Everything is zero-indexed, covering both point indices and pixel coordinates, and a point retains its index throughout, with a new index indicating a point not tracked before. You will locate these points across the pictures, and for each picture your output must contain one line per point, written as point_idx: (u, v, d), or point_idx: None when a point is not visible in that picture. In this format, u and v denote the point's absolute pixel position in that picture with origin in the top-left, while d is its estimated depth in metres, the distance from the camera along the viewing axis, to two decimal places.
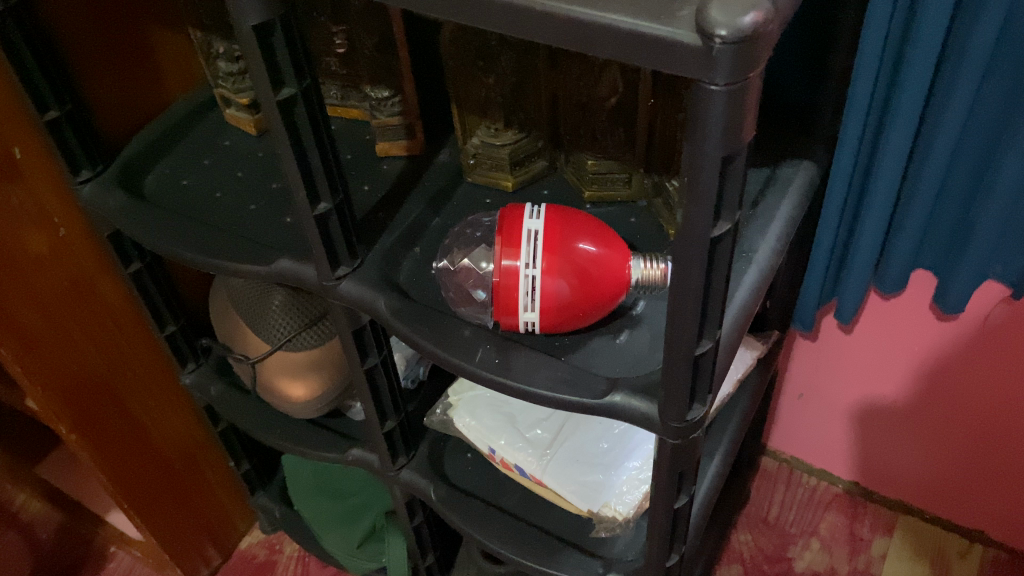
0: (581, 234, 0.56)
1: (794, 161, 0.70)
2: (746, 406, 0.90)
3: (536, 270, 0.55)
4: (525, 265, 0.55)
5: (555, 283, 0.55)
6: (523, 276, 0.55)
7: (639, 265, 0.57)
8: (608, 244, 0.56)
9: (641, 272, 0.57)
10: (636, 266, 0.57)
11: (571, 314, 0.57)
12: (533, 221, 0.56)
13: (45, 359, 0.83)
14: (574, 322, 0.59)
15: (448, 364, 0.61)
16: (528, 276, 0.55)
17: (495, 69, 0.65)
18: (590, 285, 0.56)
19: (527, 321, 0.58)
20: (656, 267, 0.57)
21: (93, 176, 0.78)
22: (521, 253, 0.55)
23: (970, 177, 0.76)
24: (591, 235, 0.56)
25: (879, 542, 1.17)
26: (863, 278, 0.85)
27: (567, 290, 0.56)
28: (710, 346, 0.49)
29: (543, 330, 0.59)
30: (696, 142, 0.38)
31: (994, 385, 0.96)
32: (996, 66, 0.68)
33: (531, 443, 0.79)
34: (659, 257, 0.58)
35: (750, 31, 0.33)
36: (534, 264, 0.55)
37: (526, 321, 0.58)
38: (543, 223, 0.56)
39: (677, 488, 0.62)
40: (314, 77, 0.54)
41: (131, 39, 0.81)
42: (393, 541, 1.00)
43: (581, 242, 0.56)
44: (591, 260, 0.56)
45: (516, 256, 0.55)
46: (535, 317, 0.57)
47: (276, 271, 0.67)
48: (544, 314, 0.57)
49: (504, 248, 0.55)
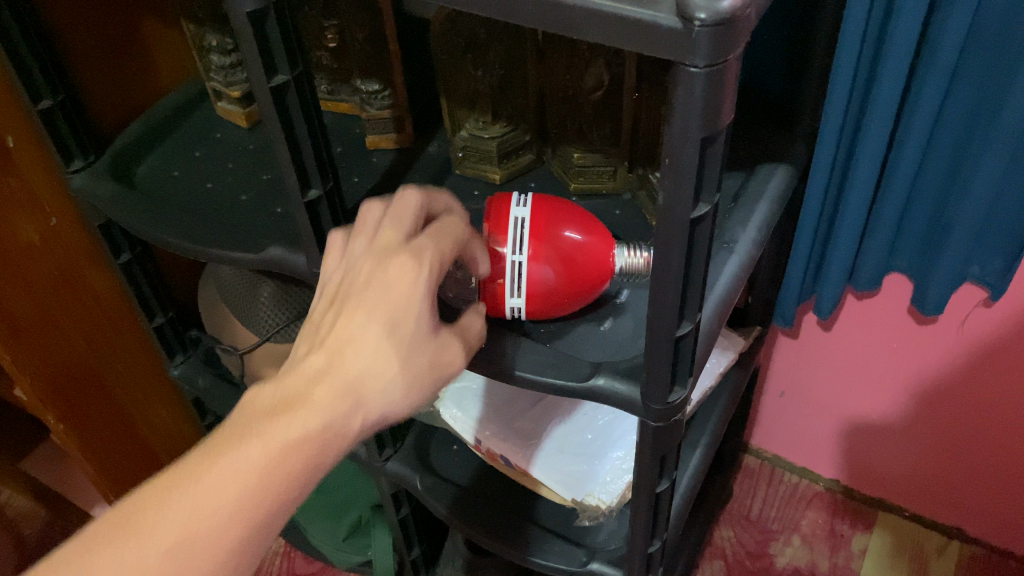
0: (567, 221, 0.57)
1: (770, 166, 0.71)
2: (728, 401, 0.92)
3: (522, 256, 0.56)
4: (511, 251, 0.56)
5: (541, 269, 0.57)
6: (510, 262, 0.57)
7: (623, 253, 0.58)
8: (591, 232, 0.58)
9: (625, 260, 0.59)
10: (621, 254, 0.58)
11: (557, 300, 0.59)
12: (520, 208, 0.57)
13: (34, 348, 0.83)
14: (561, 307, 0.60)
15: None
16: (515, 261, 0.57)
17: (483, 61, 0.67)
18: (575, 272, 0.57)
19: (514, 306, 0.59)
20: (638, 256, 0.58)
21: (85, 166, 0.78)
22: (508, 240, 0.56)
23: (943, 178, 0.78)
24: (577, 223, 0.58)
25: (860, 539, 1.19)
26: (841, 275, 0.87)
27: (552, 276, 0.57)
28: (691, 328, 0.51)
29: (531, 315, 0.60)
30: (677, 125, 0.39)
31: (970, 384, 0.98)
32: (965, 70, 0.71)
33: (517, 434, 0.80)
34: (642, 246, 0.59)
35: (728, 14, 0.35)
36: (519, 250, 0.56)
37: (514, 306, 0.59)
38: (530, 210, 0.57)
39: (660, 473, 0.63)
40: (305, 66, 0.55)
41: (123, 34, 0.83)
42: (379, 535, 1.01)
43: (565, 229, 0.57)
44: (577, 247, 0.57)
45: (503, 243, 0.56)
46: (522, 302, 0.59)
47: (266, 258, 0.68)
48: (531, 300, 0.58)
49: (492, 235, 0.57)
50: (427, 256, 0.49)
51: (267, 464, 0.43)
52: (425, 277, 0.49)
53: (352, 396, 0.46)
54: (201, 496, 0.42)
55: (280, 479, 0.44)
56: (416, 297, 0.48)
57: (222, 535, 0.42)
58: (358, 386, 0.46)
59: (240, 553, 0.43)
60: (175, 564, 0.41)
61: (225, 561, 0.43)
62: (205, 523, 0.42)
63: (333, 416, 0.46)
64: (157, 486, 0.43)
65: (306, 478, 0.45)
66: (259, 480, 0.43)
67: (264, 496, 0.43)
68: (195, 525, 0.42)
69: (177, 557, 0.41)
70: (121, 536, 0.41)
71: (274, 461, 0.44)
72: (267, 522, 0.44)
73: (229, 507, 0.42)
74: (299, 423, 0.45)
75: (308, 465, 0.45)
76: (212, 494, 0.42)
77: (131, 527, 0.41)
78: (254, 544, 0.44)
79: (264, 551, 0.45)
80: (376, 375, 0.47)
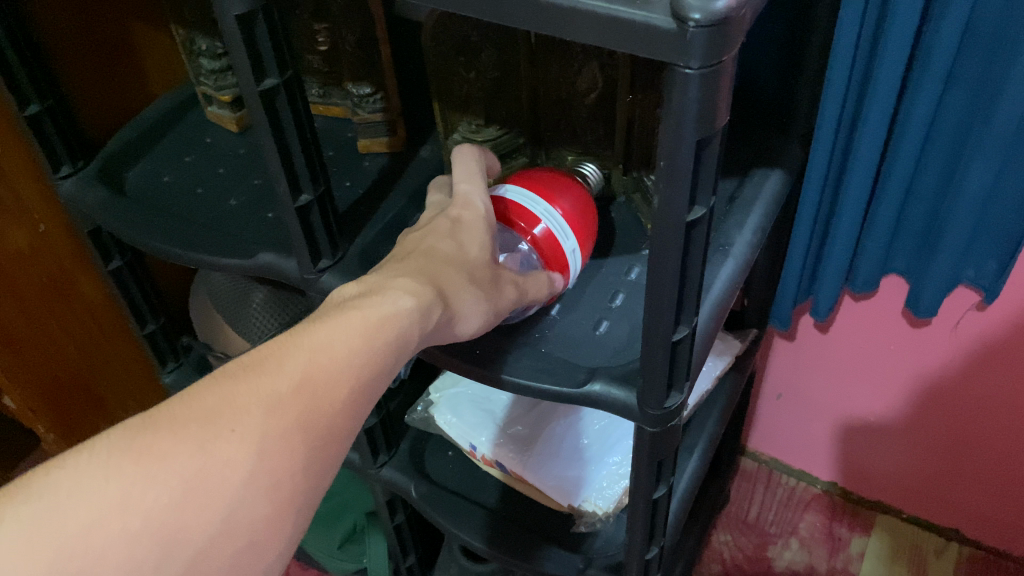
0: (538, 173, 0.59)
1: (763, 170, 0.70)
2: (725, 405, 0.91)
3: (547, 204, 0.56)
4: (535, 206, 0.56)
5: (566, 205, 0.57)
6: (542, 215, 0.56)
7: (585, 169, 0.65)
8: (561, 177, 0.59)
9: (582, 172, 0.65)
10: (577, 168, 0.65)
11: (588, 224, 0.59)
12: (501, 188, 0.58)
13: (24, 358, 0.84)
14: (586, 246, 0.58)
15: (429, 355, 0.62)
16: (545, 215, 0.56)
17: (475, 64, 0.66)
18: (581, 196, 0.59)
19: (573, 252, 0.57)
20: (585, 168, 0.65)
21: (74, 172, 0.78)
22: (522, 205, 0.56)
23: (938, 179, 0.78)
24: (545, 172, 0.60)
25: (858, 542, 1.19)
26: (837, 278, 0.87)
27: (575, 205, 0.58)
28: (687, 332, 0.50)
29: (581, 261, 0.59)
30: (671, 128, 0.39)
31: (967, 386, 0.97)
32: (960, 71, 0.70)
33: (512, 439, 0.79)
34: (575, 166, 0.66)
35: (723, 15, 0.34)
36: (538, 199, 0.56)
37: (572, 252, 0.57)
38: (510, 184, 0.58)
39: (657, 479, 0.63)
40: (295, 69, 0.54)
41: (112, 38, 0.82)
42: (374, 543, 1.04)
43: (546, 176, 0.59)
44: (562, 180, 0.59)
45: (521, 209, 0.56)
46: (575, 242, 0.57)
47: (257, 264, 0.67)
48: (577, 234, 0.57)
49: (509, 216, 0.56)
50: (477, 198, 0.55)
51: (381, 326, 0.44)
52: (484, 211, 0.54)
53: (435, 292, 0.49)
54: (323, 346, 0.42)
55: (391, 345, 0.45)
56: (480, 226, 0.53)
57: (344, 386, 0.42)
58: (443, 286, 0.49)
59: (355, 411, 0.42)
60: (305, 406, 0.40)
61: (346, 410, 0.42)
62: (329, 370, 0.41)
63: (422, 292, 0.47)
64: (277, 340, 0.42)
65: (405, 353, 0.46)
66: (375, 341, 0.44)
67: (378, 355, 0.44)
68: (319, 371, 0.41)
69: (305, 401, 0.40)
70: (249, 376, 0.39)
71: (388, 325, 0.45)
72: (372, 388, 0.44)
73: (353, 357, 0.42)
74: (400, 298, 0.46)
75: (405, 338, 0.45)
76: (335, 344, 0.42)
77: (260, 367, 0.40)
78: (364, 405, 0.43)
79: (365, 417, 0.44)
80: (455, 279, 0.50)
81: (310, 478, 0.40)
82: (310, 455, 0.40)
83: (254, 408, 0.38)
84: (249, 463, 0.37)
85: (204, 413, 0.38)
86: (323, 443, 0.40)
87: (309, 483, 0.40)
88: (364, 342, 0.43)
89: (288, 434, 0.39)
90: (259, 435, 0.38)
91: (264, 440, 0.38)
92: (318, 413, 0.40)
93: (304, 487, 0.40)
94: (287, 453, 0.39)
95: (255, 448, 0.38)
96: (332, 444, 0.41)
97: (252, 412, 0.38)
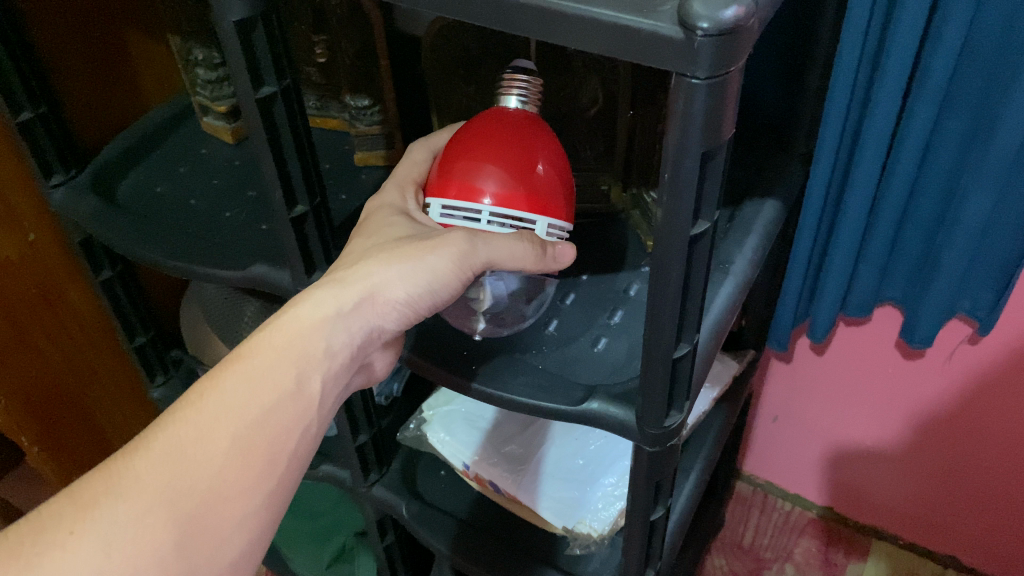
0: (457, 141, 0.53)
1: (759, 199, 0.69)
2: (722, 427, 0.90)
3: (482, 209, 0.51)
4: (478, 212, 0.51)
5: (486, 174, 0.50)
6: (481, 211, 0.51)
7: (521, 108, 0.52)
8: (501, 131, 0.51)
9: (525, 98, 0.52)
10: (505, 105, 0.52)
11: (526, 159, 0.51)
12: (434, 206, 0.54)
13: (7, 368, 0.82)
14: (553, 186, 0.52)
15: (405, 359, 0.62)
16: (491, 222, 0.51)
17: (475, 77, 0.66)
18: (509, 143, 0.51)
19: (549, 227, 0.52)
20: (517, 85, 0.52)
21: (66, 180, 0.76)
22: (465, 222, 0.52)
23: (934, 205, 0.78)
24: (464, 136, 0.52)
25: (853, 567, 1.17)
26: (833, 303, 0.86)
27: (499, 165, 0.50)
28: (688, 349, 0.49)
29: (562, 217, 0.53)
30: (676, 142, 0.38)
31: (963, 413, 0.96)
32: (955, 96, 0.70)
33: (506, 459, 0.78)
34: (514, 74, 0.53)
35: (730, 24, 0.33)
36: (475, 208, 0.51)
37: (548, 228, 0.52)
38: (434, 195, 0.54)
39: (655, 500, 0.61)
40: (293, 77, 0.53)
41: (109, 46, 0.82)
42: (363, 562, 1.02)
43: (477, 156, 0.51)
44: (470, 138, 0.52)
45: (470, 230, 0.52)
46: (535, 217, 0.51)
47: (250, 276, 0.66)
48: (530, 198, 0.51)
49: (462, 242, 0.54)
50: (391, 199, 0.58)
51: (276, 339, 0.48)
52: (394, 206, 0.57)
53: (334, 280, 0.52)
54: (195, 407, 0.44)
55: (288, 355, 0.47)
56: (386, 215, 0.56)
57: (223, 446, 0.43)
58: (344, 282, 0.51)
59: (247, 460, 0.44)
60: (169, 481, 0.41)
61: (226, 472, 0.43)
62: (201, 435, 0.43)
63: (321, 292, 0.51)
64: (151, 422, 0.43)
65: (314, 357, 0.49)
66: (262, 360, 0.47)
67: (258, 396, 0.45)
68: (189, 437, 0.42)
69: (169, 474, 0.41)
70: (104, 467, 0.41)
71: (282, 337, 0.48)
72: (260, 442, 0.45)
73: (227, 414, 0.44)
74: (297, 300, 0.50)
75: (297, 358, 0.48)
76: (208, 398, 0.44)
77: (126, 452, 0.42)
78: (265, 446, 0.45)
79: (259, 478, 0.44)
80: (369, 277, 0.51)
81: (191, 553, 0.41)
82: (184, 529, 0.41)
83: (107, 501, 0.39)
84: (101, 558, 0.38)
85: (56, 515, 0.39)
86: (199, 518, 0.41)
87: (189, 562, 0.41)
88: (249, 369, 0.46)
89: (151, 516, 0.40)
90: (110, 527, 0.39)
91: (111, 533, 0.38)
92: (188, 486, 0.41)
93: (186, 564, 0.41)
94: (146, 533, 0.39)
95: (105, 544, 0.38)
96: (217, 514, 0.42)
97: (110, 499, 0.39)
